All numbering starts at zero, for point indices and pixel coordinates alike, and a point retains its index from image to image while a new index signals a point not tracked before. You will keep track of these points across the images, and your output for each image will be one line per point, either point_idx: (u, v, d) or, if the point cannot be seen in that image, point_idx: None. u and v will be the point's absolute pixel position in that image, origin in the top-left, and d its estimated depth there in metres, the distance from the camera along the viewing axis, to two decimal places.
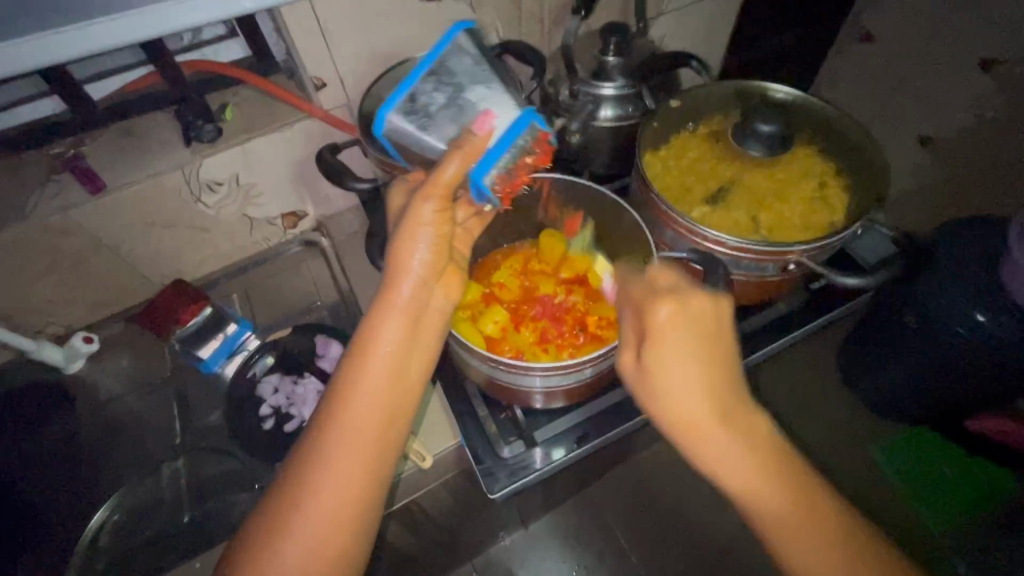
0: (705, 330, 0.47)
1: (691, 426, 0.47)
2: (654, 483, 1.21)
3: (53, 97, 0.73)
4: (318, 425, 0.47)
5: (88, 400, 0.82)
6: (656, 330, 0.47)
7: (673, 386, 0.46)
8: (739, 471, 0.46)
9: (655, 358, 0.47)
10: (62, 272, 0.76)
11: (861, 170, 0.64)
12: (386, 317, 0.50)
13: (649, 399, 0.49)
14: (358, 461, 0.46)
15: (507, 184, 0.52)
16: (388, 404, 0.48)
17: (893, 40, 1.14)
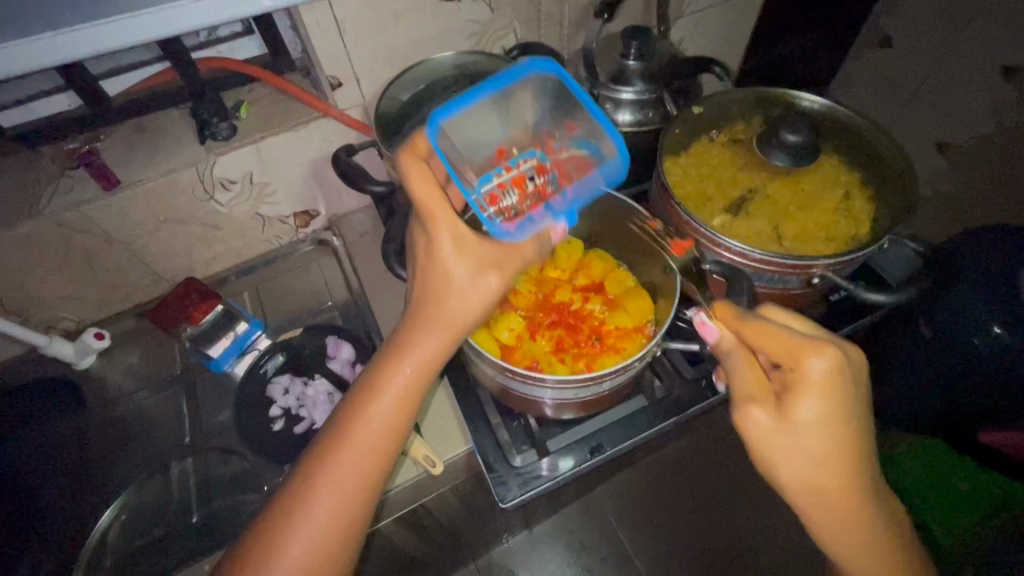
0: (853, 392, 0.43)
1: (811, 492, 0.44)
2: (662, 490, 1.20)
3: (67, 92, 0.72)
4: (332, 430, 0.49)
5: (97, 396, 0.82)
6: (800, 397, 0.42)
7: (814, 452, 0.43)
8: (848, 530, 0.45)
9: (790, 428, 0.43)
10: (74, 268, 0.76)
11: (887, 181, 0.62)
12: (410, 347, 0.50)
13: (774, 459, 0.44)
14: (364, 469, 0.48)
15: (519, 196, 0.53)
16: (396, 416, 0.49)
17: (911, 45, 1.14)
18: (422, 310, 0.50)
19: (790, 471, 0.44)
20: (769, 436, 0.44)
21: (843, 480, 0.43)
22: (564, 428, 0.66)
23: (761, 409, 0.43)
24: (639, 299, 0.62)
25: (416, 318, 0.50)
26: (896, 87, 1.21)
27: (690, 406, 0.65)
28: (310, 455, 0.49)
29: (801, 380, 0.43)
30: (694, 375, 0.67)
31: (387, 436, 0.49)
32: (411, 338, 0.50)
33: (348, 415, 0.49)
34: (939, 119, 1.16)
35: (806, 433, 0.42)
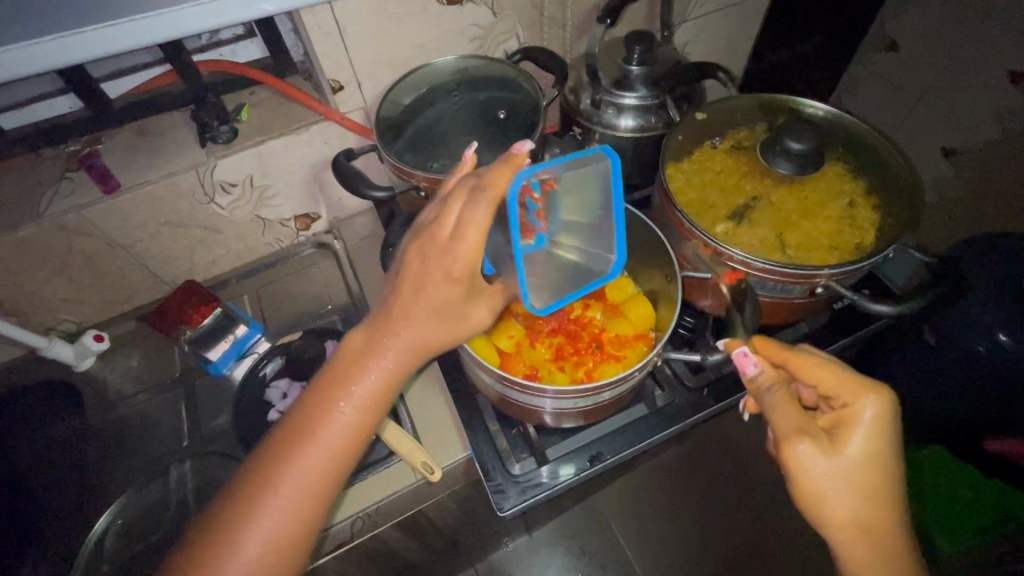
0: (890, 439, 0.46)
1: (854, 528, 0.46)
2: (663, 496, 1.19)
3: (69, 95, 0.72)
4: (283, 438, 0.45)
5: (96, 398, 0.82)
6: (847, 429, 0.46)
7: (858, 484, 0.45)
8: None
9: (837, 461, 0.45)
10: (74, 270, 0.76)
11: (892, 189, 0.62)
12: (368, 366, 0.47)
13: (820, 495, 0.45)
14: (316, 481, 0.45)
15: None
16: (354, 424, 0.46)
17: (917, 50, 1.13)
18: (383, 330, 0.47)
19: (832, 502, 0.45)
20: (824, 469, 0.45)
21: (883, 513, 0.45)
22: (564, 436, 0.65)
23: (814, 444, 0.45)
24: (640, 307, 0.61)
25: (375, 339, 0.47)
26: (903, 92, 1.20)
27: (692, 415, 0.65)
28: (246, 479, 0.45)
29: (845, 411, 0.46)
30: (695, 383, 0.66)
31: (335, 461, 0.45)
32: (371, 359, 0.47)
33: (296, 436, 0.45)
34: (945, 125, 1.15)
35: (852, 462, 0.45)
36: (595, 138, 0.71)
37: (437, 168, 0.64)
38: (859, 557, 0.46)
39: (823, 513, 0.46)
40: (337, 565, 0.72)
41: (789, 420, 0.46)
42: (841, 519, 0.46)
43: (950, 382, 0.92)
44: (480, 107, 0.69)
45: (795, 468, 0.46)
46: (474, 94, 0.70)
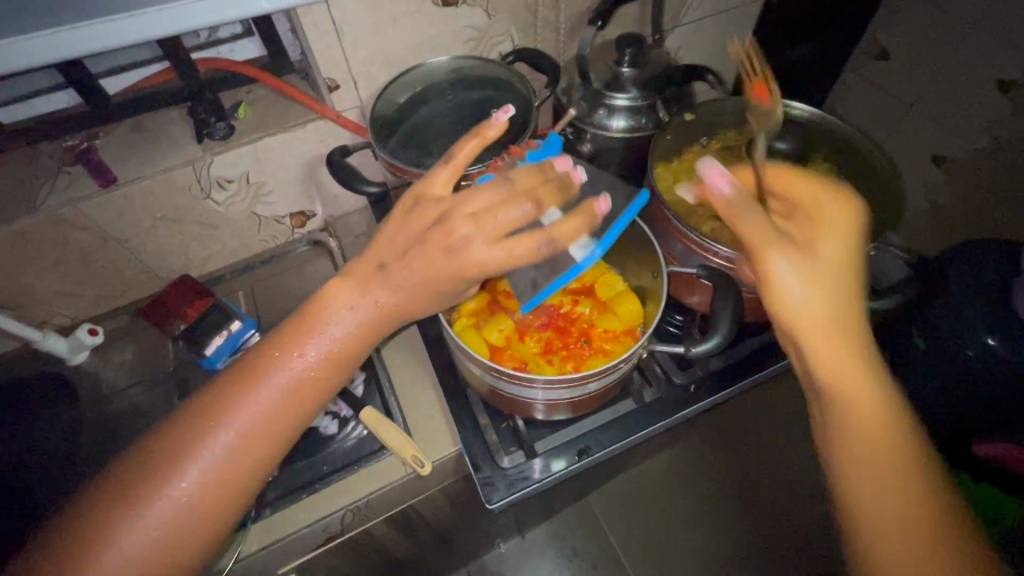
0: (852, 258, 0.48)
1: (845, 369, 0.47)
2: (654, 495, 1.20)
3: (68, 90, 0.73)
4: (237, 385, 0.51)
5: (89, 392, 0.82)
6: (822, 243, 0.48)
7: (842, 317, 0.47)
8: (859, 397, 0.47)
9: (807, 256, 0.47)
10: (69, 264, 0.76)
11: (876, 190, 0.63)
12: (307, 344, 0.52)
13: (806, 327, 0.47)
14: (260, 434, 0.50)
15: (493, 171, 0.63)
16: (298, 392, 0.52)
17: (906, 58, 1.15)
18: (324, 313, 0.52)
19: (819, 315, 0.46)
20: (796, 272, 0.46)
21: (850, 319, 0.47)
22: (553, 430, 0.66)
23: (783, 250, 0.46)
24: (628, 304, 0.62)
25: (315, 319, 0.52)
26: (893, 98, 1.22)
27: (679, 410, 0.66)
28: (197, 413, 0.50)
29: (816, 231, 0.49)
30: (683, 379, 0.67)
31: (271, 428, 0.51)
32: (309, 337, 0.52)
33: (235, 394, 0.50)
34: (934, 131, 1.17)
35: (828, 266, 0.47)
36: (587, 138, 0.72)
37: (431, 165, 0.65)
38: (853, 407, 0.47)
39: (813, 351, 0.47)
40: (328, 558, 0.72)
41: (757, 229, 0.47)
42: (829, 356, 0.47)
43: (938, 383, 0.93)
44: (474, 106, 0.70)
45: (771, 282, 0.47)
46: (468, 93, 0.71)
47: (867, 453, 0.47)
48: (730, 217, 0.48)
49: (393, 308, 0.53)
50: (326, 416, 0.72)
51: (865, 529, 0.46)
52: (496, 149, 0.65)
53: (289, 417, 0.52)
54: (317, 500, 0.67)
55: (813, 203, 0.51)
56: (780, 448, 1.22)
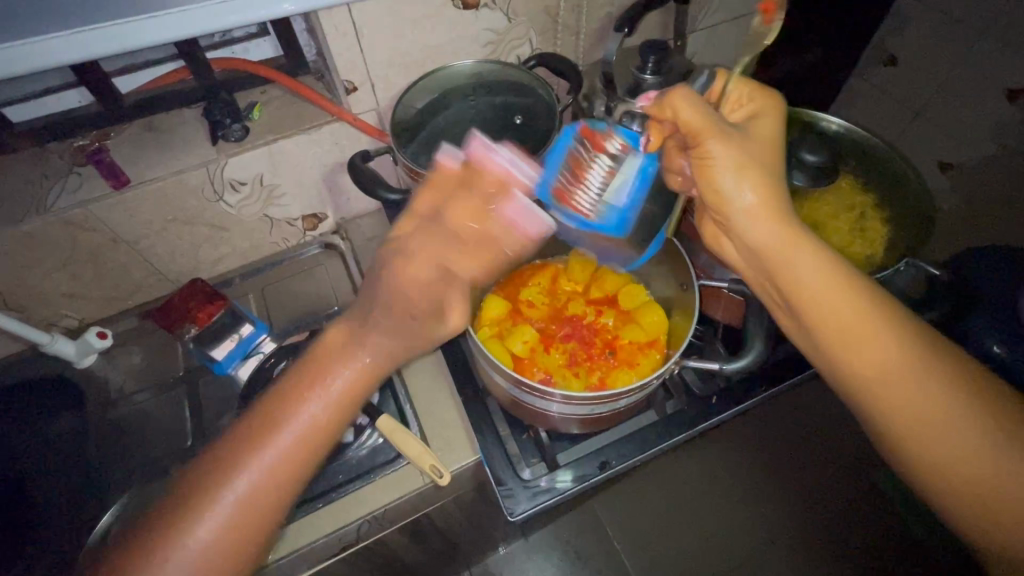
0: (764, 150, 0.51)
1: (800, 259, 0.48)
2: (664, 502, 1.18)
3: (79, 88, 0.72)
4: (267, 413, 0.46)
5: (96, 396, 0.81)
6: (755, 124, 0.53)
7: (774, 201, 0.49)
8: (808, 272, 0.48)
9: (745, 143, 0.50)
10: (79, 266, 0.75)
11: (905, 202, 0.62)
12: (349, 357, 0.48)
13: (753, 225, 0.50)
14: (285, 466, 0.45)
15: (576, 176, 0.52)
16: (322, 421, 0.47)
17: (916, 65, 1.15)
18: (365, 327, 0.49)
19: (768, 235, 0.49)
20: (734, 165, 0.49)
21: (774, 194, 0.49)
22: (573, 442, 0.66)
23: (719, 133, 0.48)
24: (653, 314, 0.62)
25: (356, 332, 0.49)
26: (902, 106, 1.21)
27: (701, 422, 0.65)
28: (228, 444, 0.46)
29: (753, 126, 0.53)
30: (703, 391, 0.67)
31: (312, 442, 0.46)
32: (349, 352, 0.48)
33: (274, 408, 0.47)
34: (943, 139, 1.17)
35: (758, 152, 0.50)
36: None
37: None
38: (819, 296, 0.48)
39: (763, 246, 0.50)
40: (343, 569, 0.71)
41: (697, 117, 0.49)
42: (778, 248, 0.49)
43: None
44: (496, 111, 0.69)
45: (713, 182, 0.50)
46: (491, 98, 0.70)
47: (861, 354, 0.47)
48: (660, 110, 0.51)
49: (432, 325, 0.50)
50: None
51: (899, 418, 0.47)
52: (521, 157, 0.65)
53: (329, 432, 0.47)
54: (332, 510, 0.66)
55: (751, 102, 0.55)
56: (788, 454, 1.21)
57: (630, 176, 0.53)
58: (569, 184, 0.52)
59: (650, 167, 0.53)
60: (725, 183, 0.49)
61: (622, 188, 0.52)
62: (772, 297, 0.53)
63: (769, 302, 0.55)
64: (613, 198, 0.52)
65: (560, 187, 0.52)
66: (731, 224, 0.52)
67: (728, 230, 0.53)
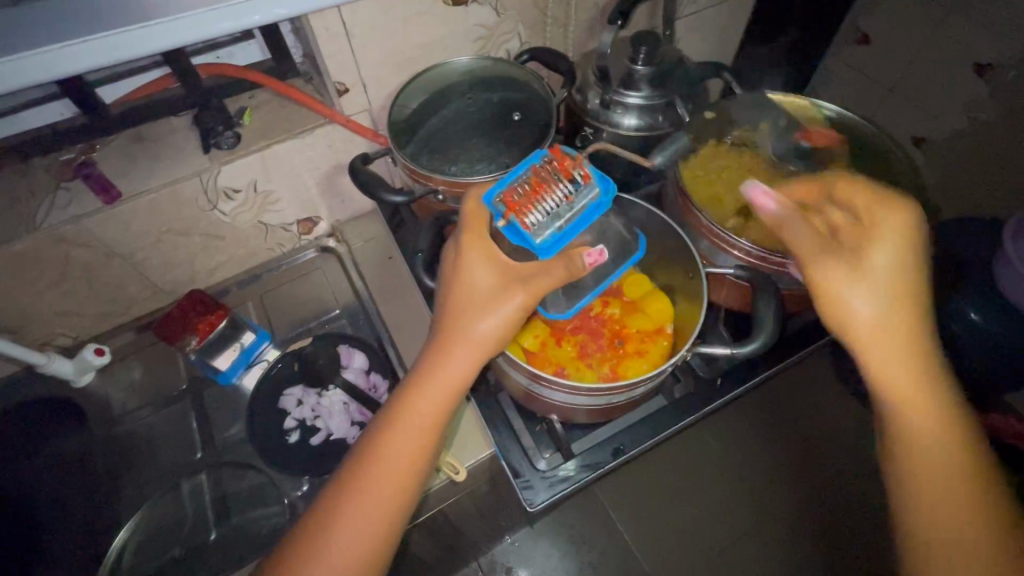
0: (901, 267, 0.49)
1: (920, 403, 0.48)
2: (670, 483, 1.20)
3: (62, 100, 0.70)
4: (381, 422, 0.51)
5: (97, 414, 0.79)
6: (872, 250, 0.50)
7: (904, 341, 0.48)
8: (902, 393, 0.48)
9: (873, 261, 0.49)
10: (73, 283, 0.73)
11: (898, 182, 0.64)
12: (439, 362, 0.50)
13: (874, 357, 0.49)
14: (401, 469, 0.49)
15: (530, 192, 0.49)
16: (431, 422, 0.50)
17: (890, 43, 1.18)
18: (449, 332, 0.51)
19: (905, 375, 0.48)
20: (868, 291, 0.48)
21: (902, 317, 0.48)
22: (587, 430, 0.67)
23: (891, 247, 0.49)
24: (658, 302, 0.64)
25: (443, 340, 0.51)
26: (876, 84, 1.23)
27: (709, 403, 0.67)
28: (355, 455, 0.51)
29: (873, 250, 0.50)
30: (709, 373, 0.69)
31: (418, 440, 0.50)
32: (438, 358, 0.51)
33: (381, 425, 0.51)
34: (917, 115, 1.20)
35: (882, 271, 0.49)
36: (603, 137, 0.73)
37: (456, 171, 0.64)
38: (929, 446, 0.47)
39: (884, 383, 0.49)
40: None
41: (813, 243, 0.50)
42: (901, 386, 0.48)
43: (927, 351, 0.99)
44: (494, 108, 0.69)
45: (830, 303, 0.49)
46: (488, 95, 0.70)
47: (935, 510, 0.46)
48: (780, 223, 0.51)
49: (519, 313, 0.50)
50: (353, 426, 0.74)
51: (943, 555, 0.45)
52: (522, 153, 0.65)
53: (430, 429, 0.50)
54: None
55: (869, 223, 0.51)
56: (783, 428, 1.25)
57: (580, 206, 0.50)
58: (522, 198, 0.49)
59: (605, 203, 0.50)
60: (836, 299, 0.49)
61: (567, 216, 0.50)
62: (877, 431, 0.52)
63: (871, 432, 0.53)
64: (560, 223, 0.49)
65: (512, 199, 0.49)
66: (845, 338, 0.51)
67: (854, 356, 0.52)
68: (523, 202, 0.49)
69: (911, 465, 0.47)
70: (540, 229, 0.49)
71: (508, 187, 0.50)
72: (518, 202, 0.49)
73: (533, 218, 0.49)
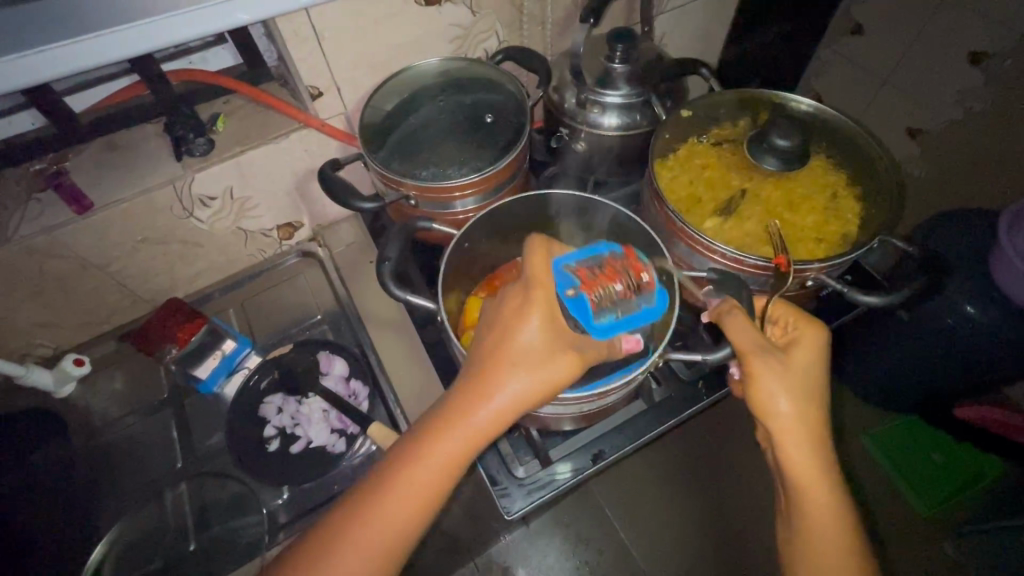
0: (812, 369, 0.52)
1: (820, 491, 0.50)
2: (661, 482, 1.19)
3: (31, 111, 0.69)
4: (400, 466, 0.45)
5: (78, 425, 0.78)
6: (796, 353, 0.53)
7: (814, 436, 0.51)
8: (803, 471, 0.51)
9: (795, 358, 0.52)
10: (49, 294, 0.73)
11: (879, 180, 0.63)
12: (467, 415, 0.45)
13: (790, 448, 0.51)
14: (412, 517, 0.45)
15: (604, 275, 0.52)
16: (452, 474, 0.46)
17: (881, 33, 1.16)
18: (483, 380, 0.45)
19: (811, 464, 0.50)
20: (787, 387, 0.50)
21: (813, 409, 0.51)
22: (566, 436, 0.66)
23: (815, 338, 0.53)
24: None
25: (478, 390, 0.45)
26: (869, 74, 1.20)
27: (689, 406, 0.66)
28: (364, 493, 0.45)
29: (796, 356, 0.52)
30: (691, 376, 0.68)
31: (428, 492, 0.45)
32: (467, 413, 0.45)
33: (391, 470, 0.45)
34: (910, 106, 1.18)
35: (804, 368, 0.52)
36: (581, 137, 0.72)
37: (427, 175, 0.63)
38: (826, 534, 0.49)
39: (794, 471, 0.51)
40: None
41: (748, 338, 0.51)
42: (808, 473, 0.50)
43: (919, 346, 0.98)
44: (466, 111, 0.68)
45: (758, 395, 0.51)
46: (461, 97, 0.69)
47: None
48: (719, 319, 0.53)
49: (564, 379, 0.46)
50: (333, 434, 0.73)
51: None
52: (493, 157, 0.64)
53: (444, 482, 0.46)
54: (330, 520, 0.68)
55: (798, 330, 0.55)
56: None
57: (642, 304, 0.52)
58: (595, 278, 0.51)
59: (660, 310, 0.53)
60: (761, 389, 0.51)
61: (627, 308, 0.51)
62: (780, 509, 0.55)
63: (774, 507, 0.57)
64: (620, 311, 0.51)
65: (585, 276, 0.51)
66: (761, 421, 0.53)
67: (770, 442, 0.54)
68: (597, 283, 0.51)
69: (808, 545, 0.50)
70: (603, 310, 0.50)
71: (579, 265, 0.52)
72: (592, 280, 0.50)
73: (602, 297, 0.50)
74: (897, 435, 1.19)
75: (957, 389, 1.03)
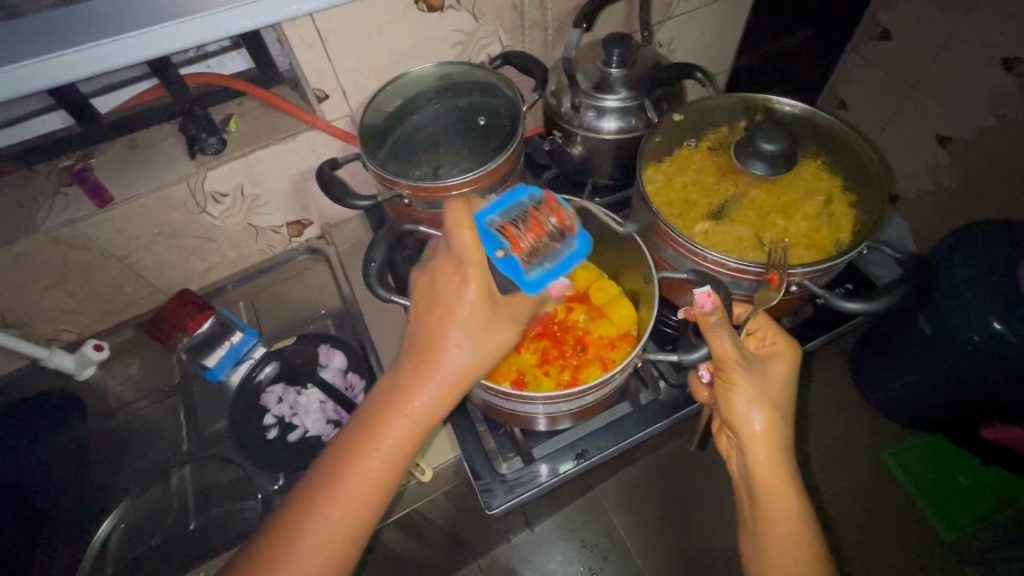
0: (784, 382, 0.55)
1: (785, 497, 0.51)
2: (666, 491, 1.18)
3: (59, 111, 0.75)
4: (354, 441, 0.47)
5: (96, 407, 0.83)
6: (772, 365, 0.55)
7: (779, 442, 0.52)
8: (771, 478, 0.51)
9: (766, 370, 0.54)
10: (71, 283, 0.78)
11: (872, 186, 0.62)
12: (420, 392, 0.47)
13: (756, 449, 0.52)
14: (367, 493, 0.46)
15: (528, 230, 0.52)
16: (402, 447, 0.47)
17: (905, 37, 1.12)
18: (431, 355, 0.48)
19: (775, 471, 0.52)
20: (760, 396, 0.52)
21: (782, 420, 0.53)
22: (551, 435, 0.66)
23: (792, 355, 0.56)
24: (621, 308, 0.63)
25: (423, 360, 0.48)
26: (897, 79, 1.15)
27: (677, 411, 0.66)
28: (320, 473, 0.46)
29: (771, 368, 0.55)
30: (680, 380, 0.68)
31: (387, 472, 0.46)
32: (416, 387, 0.47)
33: (345, 452, 0.46)
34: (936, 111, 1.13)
35: (775, 380, 0.54)
36: (577, 141, 0.73)
37: (419, 175, 0.65)
38: (788, 536, 0.50)
39: (758, 472, 0.52)
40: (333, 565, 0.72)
41: (732, 348, 0.51)
42: (774, 481, 0.51)
43: (941, 360, 0.94)
44: (459, 114, 0.70)
45: (732, 401, 0.53)
46: (455, 100, 0.71)
47: None
48: (706, 328, 0.50)
49: (500, 347, 0.50)
50: (328, 425, 0.76)
51: None
52: (486, 158, 0.66)
53: (403, 458, 0.47)
54: None
55: (776, 345, 0.57)
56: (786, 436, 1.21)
57: (564, 250, 0.52)
58: (521, 235, 0.52)
59: (584, 250, 0.53)
60: (738, 396, 0.52)
61: (557, 258, 0.52)
62: (745, 516, 0.55)
63: (738, 515, 0.57)
64: (547, 261, 0.52)
65: (510, 234, 0.52)
66: (732, 430, 0.55)
67: (736, 446, 0.55)
68: (523, 235, 0.52)
69: (769, 550, 0.50)
70: (538, 259, 0.51)
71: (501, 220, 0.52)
72: (512, 233, 0.52)
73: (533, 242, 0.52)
74: (926, 455, 1.15)
75: (981, 408, 0.98)
